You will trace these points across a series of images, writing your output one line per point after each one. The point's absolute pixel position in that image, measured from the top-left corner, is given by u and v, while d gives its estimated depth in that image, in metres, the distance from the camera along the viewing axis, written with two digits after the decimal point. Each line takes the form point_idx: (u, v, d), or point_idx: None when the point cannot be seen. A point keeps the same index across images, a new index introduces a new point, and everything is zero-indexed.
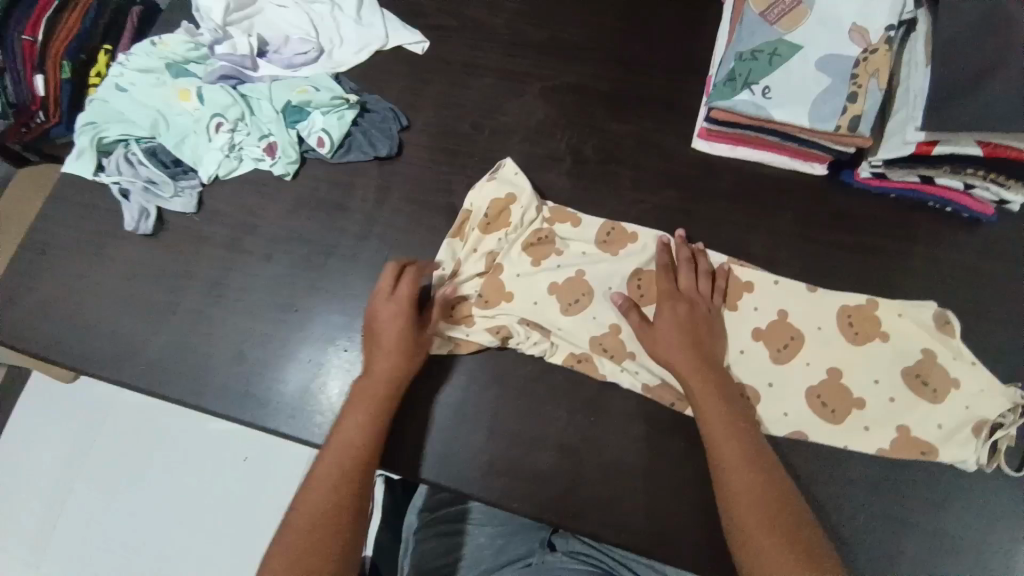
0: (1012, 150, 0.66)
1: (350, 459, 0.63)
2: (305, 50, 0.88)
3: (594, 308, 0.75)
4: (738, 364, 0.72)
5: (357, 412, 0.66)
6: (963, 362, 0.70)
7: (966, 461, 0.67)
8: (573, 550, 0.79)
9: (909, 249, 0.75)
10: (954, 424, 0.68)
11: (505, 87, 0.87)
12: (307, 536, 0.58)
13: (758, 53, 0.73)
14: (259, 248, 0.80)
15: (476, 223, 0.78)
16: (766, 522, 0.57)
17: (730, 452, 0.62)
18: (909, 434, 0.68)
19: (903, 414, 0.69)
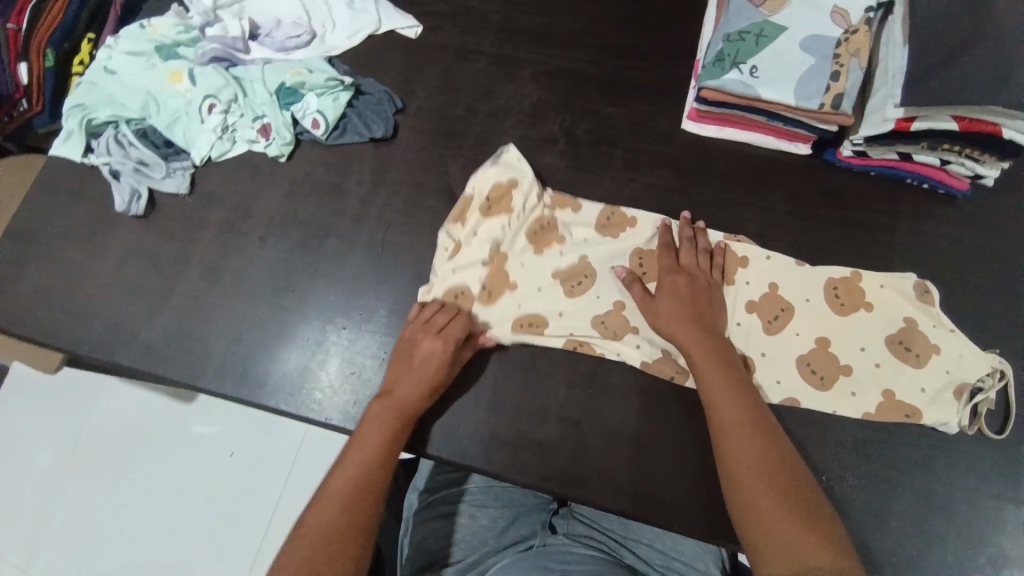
0: (987, 125, 0.66)
1: (365, 482, 0.62)
2: (297, 33, 0.87)
3: (597, 288, 0.74)
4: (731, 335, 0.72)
5: (376, 435, 0.64)
6: (943, 328, 0.70)
7: (948, 423, 0.67)
8: (575, 533, 0.78)
9: (898, 227, 0.76)
10: (936, 387, 0.68)
11: (498, 70, 0.86)
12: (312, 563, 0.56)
13: (745, 34, 0.73)
14: (252, 229, 0.79)
15: (477, 206, 0.77)
16: (773, 497, 0.57)
17: (736, 428, 0.61)
18: (894, 398, 0.68)
19: (888, 380, 0.69)
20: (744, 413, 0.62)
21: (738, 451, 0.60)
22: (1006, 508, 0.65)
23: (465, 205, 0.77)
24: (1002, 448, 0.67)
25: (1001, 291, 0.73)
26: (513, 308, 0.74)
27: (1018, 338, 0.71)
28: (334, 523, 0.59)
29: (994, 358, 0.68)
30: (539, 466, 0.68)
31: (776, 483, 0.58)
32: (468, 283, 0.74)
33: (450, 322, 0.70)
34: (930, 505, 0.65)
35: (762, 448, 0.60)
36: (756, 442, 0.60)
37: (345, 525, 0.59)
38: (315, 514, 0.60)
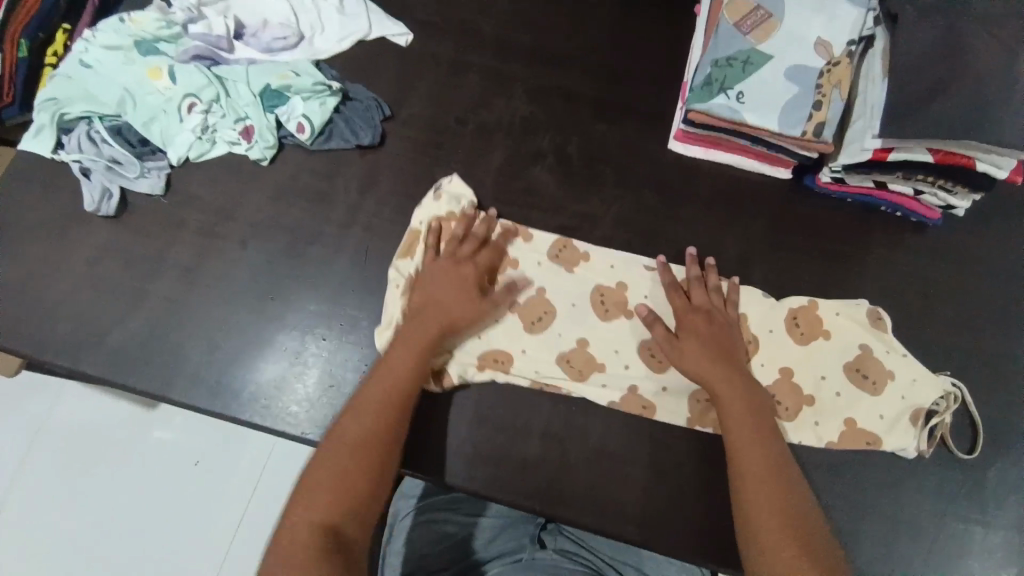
0: (960, 157, 0.69)
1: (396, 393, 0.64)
2: (284, 35, 0.86)
3: (558, 324, 0.75)
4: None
5: (407, 349, 0.67)
6: (896, 354, 0.73)
7: (907, 448, 0.69)
8: (562, 549, 0.76)
9: (873, 252, 0.79)
10: (893, 413, 0.70)
11: (490, 83, 0.86)
12: (349, 465, 0.60)
13: (733, 60, 0.74)
14: (232, 233, 0.77)
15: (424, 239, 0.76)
16: (772, 534, 0.57)
17: (751, 456, 0.63)
18: (855, 425, 0.70)
19: (849, 408, 0.71)
20: (760, 447, 0.63)
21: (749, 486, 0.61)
22: (971, 524, 0.67)
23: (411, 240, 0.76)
24: (966, 465, 0.70)
25: (969, 316, 0.76)
26: (473, 345, 0.72)
27: (984, 361, 0.74)
28: (360, 446, 0.61)
29: (944, 381, 0.71)
30: (522, 481, 0.67)
31: (775, 517, 0.58)
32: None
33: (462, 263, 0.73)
34: (902, 519, 0.67)
35: (775, 490, 0.60)
36: (774, 487, 0.60)
37: (372, 446, 0.61)
38: (343, 430, 0.62)
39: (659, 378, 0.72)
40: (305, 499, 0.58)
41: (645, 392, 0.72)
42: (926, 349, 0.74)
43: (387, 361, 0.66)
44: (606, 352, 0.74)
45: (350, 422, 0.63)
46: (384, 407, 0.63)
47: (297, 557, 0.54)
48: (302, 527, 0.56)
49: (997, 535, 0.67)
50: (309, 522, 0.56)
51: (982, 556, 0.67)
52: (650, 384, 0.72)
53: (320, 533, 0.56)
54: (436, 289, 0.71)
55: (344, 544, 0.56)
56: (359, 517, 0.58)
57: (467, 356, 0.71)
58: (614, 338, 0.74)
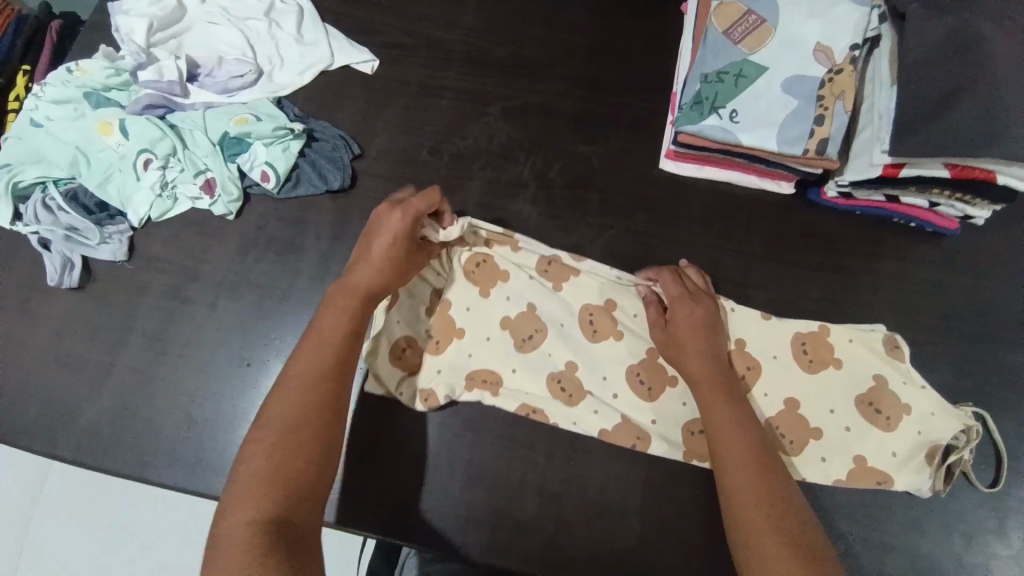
0: (978, 171, 0.63)
1: (330, 359, 0.60)
2: (242, 73, 0.80)
3: (549, 343, 0.71)
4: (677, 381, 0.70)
5: (337, 314, 0.62)
6: (912, 385, 0.68)
7: (920, 488, 0.65)
8: None
9: (885, 269, 0.73)
10: (907, 451, 0.66)
11: (464, 108, 0.80)
12: (286, 447, 0.54)
13: (723, 74, 0.68)
14: (202, 295, 0.73)
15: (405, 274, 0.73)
16: (759, 510, 0.56)
17: (734, 445, 0.60)
18: (865, 463, 0.66)
19: (859, 444, 0.67)
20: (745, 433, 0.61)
21: (729, 478, 0.59)
22: (1000, 563, 0.63)
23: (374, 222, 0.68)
24: (991, 498, 0.65)
25: (992, 334, 0.70)
26: (461, 363, 0.70)
27: (1009, 383, 0.69)
28: (297, 424, 0.55)
29: (962, 413, 0.67)
30: (518, 543, 0.64)
31: (757, 494, 0.57)
32: (398, 329, 0.71)
33: (413, 218, 0.64)
34: (924, 561, 0.63)
35: (756, 474, 0.58)
36: (756, 473, 0.58)
37: (304, 418, 0.56)
38: (267, 417, 0.56)
39: (650, 409, 0.69)
40: (238, 495, 0.51)
41: (638, 421, 0.68)
42: (947, 373, 0.69)
43: (315, 337, 0.61)
44: (596, 380, 0.70)
45: (278, 402, 0.57)
46: (315, 384, 0.58)
47: (238, 558, 0.47)
48: (239, 525, 0.49)
49: None
50: (246, 518, 0.50)
51: None
52: (642, 414, 0.69)
53: (258, 527, 0.49)
54: (371, 259, 0.64)
55: (292, 537, 0.50)
56: (306, 504, 0.53)
57: (450, 380, 0.69)
58: (605, 364, 0.71)
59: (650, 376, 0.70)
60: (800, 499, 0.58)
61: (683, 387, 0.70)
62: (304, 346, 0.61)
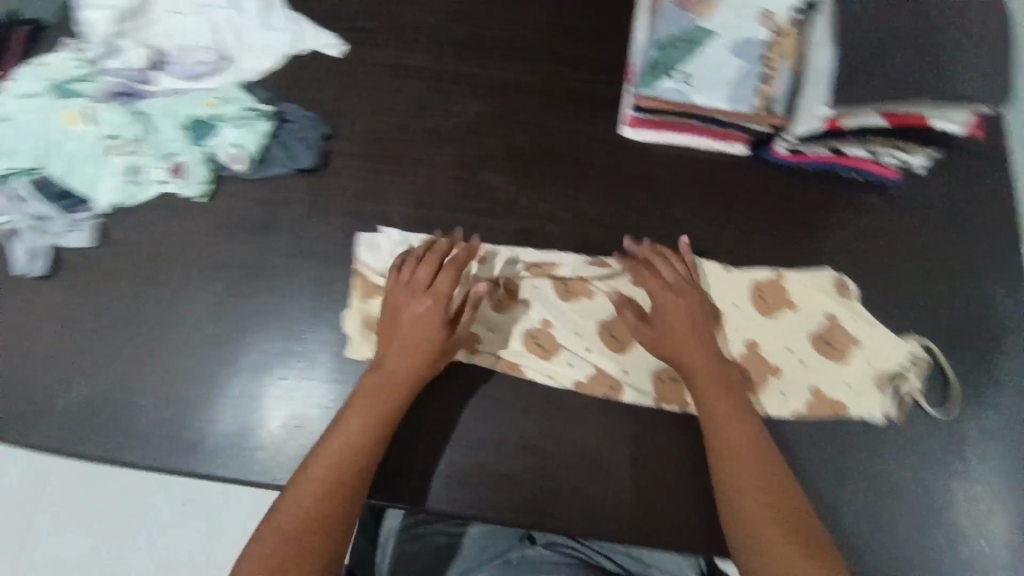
0: (914, 117, 0.68)
1: (348, 458, 0.62)
2: (207, 58, 0.81)
3: (524, 303, 0.73)
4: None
5: (360, 408, 0.64)
6: (862, 321, 0.73)
7: (873, 413, 0.70)
8: (551, 542, 0.82)
9: (845, 220, 0.76)
10: (859, 379, 0.71)
11: (433, 86, 0.82)
12: (298, 539, 0.58)
13: (677, 41, 0.72)
14: (178, 277, 0.73)
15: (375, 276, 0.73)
16: (760, 509, 0.60)
17: (733, 446, 0.63)
18: (822, 395, 0.70)
19: (816, 378, 0.71)
20: (742, 430, 0.64)
21: (732, 478, 0.62)
22: (949, 482, 0.68)
23: (364, 283, 0.73)
24: (943, 425, 0.70)
25: (939, 277, 0.75)
26: None
27: (954, 321, 0.74)
28: (309, 518, 0.59)
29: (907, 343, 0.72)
30: (503, 498, 0.66)
31: (758, 500, 0.61)
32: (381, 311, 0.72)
33: (435, 308, 0.68)
34: (883, 487, 0.68)
35: (756, 472, 0.62)
36: (757, 472, 0.62)
37: (320, 511, 0.60)
38: (285, 506, 0.60)
39: (620, 359, 0.72)
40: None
41: (609, 372, 0.71)
42: (899, 313, 0.74)
43: (333, 439, 0.63)
44: (569, 334, 0.73)
45: (292, 498, 0.60)
46: (338, 478, 0.61)
47: None
48: None
49: (981, 491, 0.68)
50: None
51: (965, 512, 0.68)
52: (612, 364, 0.71)
53: None
54: (396, 344, 0.67)
55: None
56: None
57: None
58: (576, 320, 0.73)
59: (620, 329, 0.73)
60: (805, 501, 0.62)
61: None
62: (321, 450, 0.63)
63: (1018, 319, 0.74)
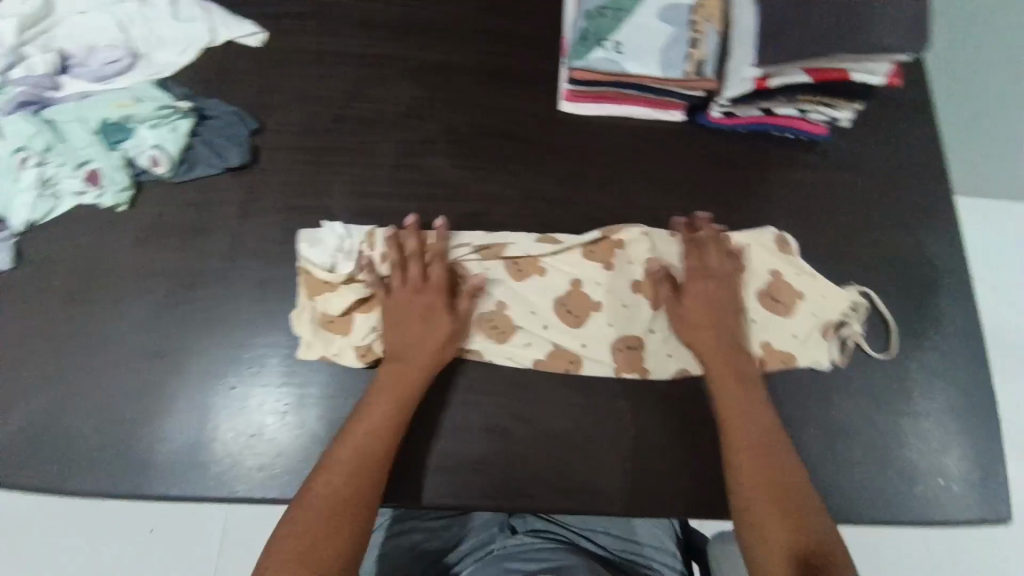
0: (836, 71, 0.69)
1: (373, 444, 0.62)
2: (116, 57, 0.76)
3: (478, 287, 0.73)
4: (614, 269, 0.74)
5: (382, 396, 0.64)
6: (805, 275, 0.75)
7: (821, 361, 0.72)
8: (533, 528, 0.84)
9: (779, 178, 0.79)
10: (806, 330, 0.72)
11: (363, 71, 0.80)
12: (326, 528, 0.58)
13: (604, 9, 0.72)
14: (108, 292, 0.69)
15: (320, 276, 0.69)
16: (769, 504, 0.62)
17: (747, 436, 0.65)
18: (771, 348, 0.72)
19: (765, 333, 0.73)
20: (759, 425, 0.66)
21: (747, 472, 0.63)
22: (896, 418, 0.72)
23: (311, 280, 0.69)
24: (886, 364, 0.73)
25: (872, 224, 0.78)
26: None
27: (890, 265, 0.77)
28: (336, 505, 0.59)
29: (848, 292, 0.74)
30: (473, 483, 0.66)
31: (767, 496, 0.62)
32: (333, 307, 0.69)
33: (436, 292, 0.69)
34: (835, 428, 0.71)
35: (769, 466, 0.63)
36: (772, 468, 0.63)
37: (347, 499, 0.59)
38: (312, 494, 0.60)
39: (578, 334, 0.72)
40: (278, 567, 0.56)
41: (568, 347, 0.71)
42: (839, 262, 0.77)
43: (358, 425, 0.63)
44: (524, 313, 0.72)
45: (319, 486, 0.60)
46: (362, 465, 0.61)
47: None
48: None
49: (926, 426, 0.72)
50: None
51: (912, 443, 0.71)
52: (572, 340, 0.72)
53: None
54: (410, 329, 0.67)
55: None
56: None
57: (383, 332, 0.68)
58: (530, 299, 0.73)
59: (575, 304, 0.73)
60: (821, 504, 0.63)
61: (608, 310, 0.73)
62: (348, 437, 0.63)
63: (947, 259, 0.78)
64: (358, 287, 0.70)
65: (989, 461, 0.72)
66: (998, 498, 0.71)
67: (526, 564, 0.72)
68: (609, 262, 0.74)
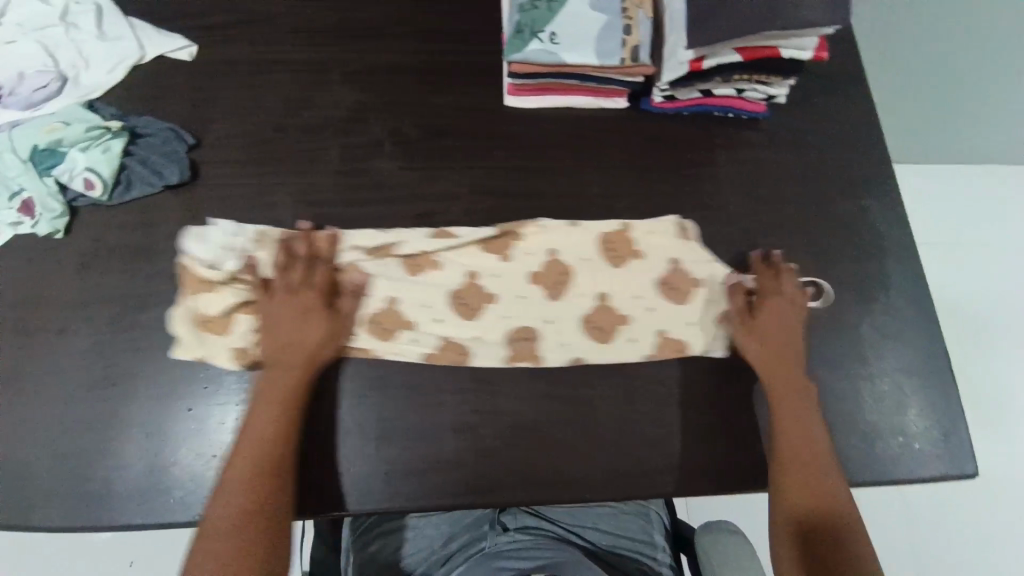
0: (765, 49, 0.71)
1: (266, 452, 0.60)
2: (43, 83, 0.74)
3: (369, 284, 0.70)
4: (512, 261, 0.73)
5: (266, 403, 0.63)
6: (702, 260, 0.75)
7: (712, 348, 0.72)
8: (524, 525, 0.81)
9: (724, 157, 0.80)
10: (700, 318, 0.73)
11: (300, 78, 0.78)
12: (232, 543, 0.56)
13: (536, 2, 0.73)
14: (49, 321, 0.67)
15: (199, 277, 0.67)
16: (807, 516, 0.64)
17: (796, 452, 0.66)
18: (668, 336, 0.72)
19: (662, 322, 0.73)
20: (809, 441, 0.67)
21: (795, 489, 0.65)
22: (852, 380, 0.74)
23: (188, 278, 0.68)
24: (839, 329, 0.75)
25: (817, 195, 0.80)
26: None
27: (836, 233, 0.79)
28: (239, 519, 0.57)
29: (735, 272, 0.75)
30: (444, 482, 0.66)
31: (810, 513, 0.64)
32: (211, 307, 0.67)
33: (317, 289, 0.67)
34: None
35: (814, 480, 0.65)
36: (818, 483, 0.65)
37: (249, 511, 0.58)
38: (212, 514, 0.58)
39: (472, 326, 0.71)
40: None
41: (460, 339, 0.70)
42: (787, 234, 0.78)
43: (246, 437, 0.61)
44: (416, 308, 0.71)
45: (219, 505, 0.58)
46: (257, 475, 0.59)
47: None
48: None
49: (882, 386, 0.74)
50: None
51: (871, 405, 0.73)
52: (464, 331, 0.71)
53: None
54: (286, 331, 0.65)
55: None
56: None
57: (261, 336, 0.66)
58: (425, 293, 0.71)
59: (471, 296, 0.72)
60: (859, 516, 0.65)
61: (503, 301, 0.72)
62: (239, 453, 0.60)
63: (890, 222, 0.80)
64: (239, 287, 0.68)
65: (947, 416, 0.74)
66: (958, 450, 0.73)
67: (518, 562, 0.70)
68: (506, 254, 0.74)
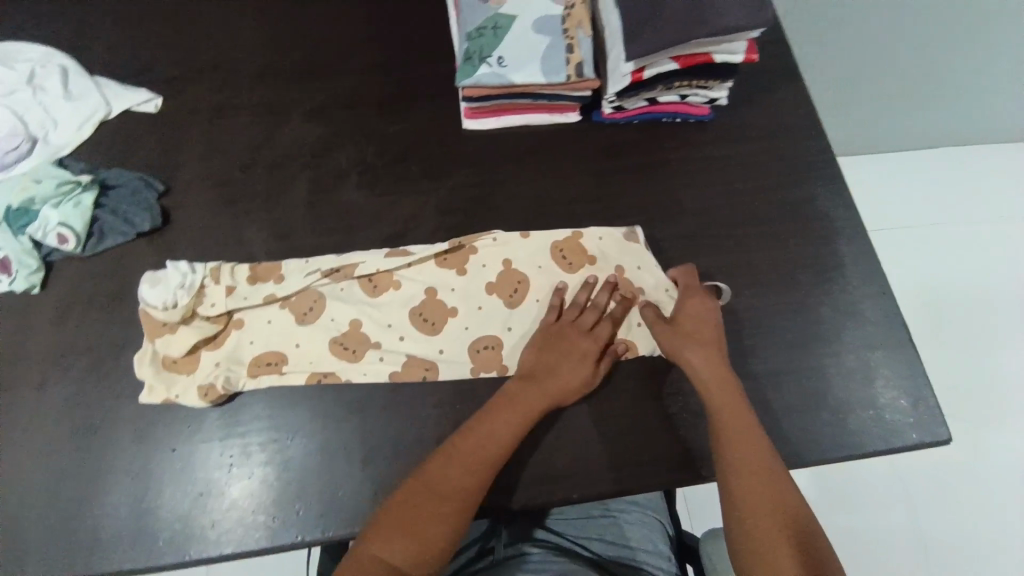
0: (700, 56, 0.77)
1: (524, 420, 0.65)
2: (13, 145, 0.76)
3: (330, 309, 0.73)
4: (468, 275, 0.76)
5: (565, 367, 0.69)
6: (647, 266, 0.78)
7: None
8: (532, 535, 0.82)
9: (676, 158, 0.84)
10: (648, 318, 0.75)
11: (265, 118, 0.82)
12: (422, 516, 0.59)
13: (483, 29, 0.77)
14: (31, 376, 0.68)
15: (158, 321, 0.68)
16: (764, 529, 0.62)
17: (742, 463, 0.65)
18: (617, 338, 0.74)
19: None
20: (756, 451, 0.66)
21: (746, 504, 0.63)
22: (820, 358, 0.77)
23: (148, 322, 0.68)
24: (802, 311, 0.78)
25: (767, 186, 0.84)
26: (242, 351, 0.70)
27: (789, 220, 0.83)
28: (442, 494, 0.60)
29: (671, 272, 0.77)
30: None
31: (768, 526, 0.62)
32: (172, 350, 0.68)
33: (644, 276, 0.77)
34: (769, 380, 0.75)
35: (764, 491, 0.64)
36: (768, 492, 0.64)
37: (453, 490, 0.61)
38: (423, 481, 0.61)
39: (436, 341, 0.73)
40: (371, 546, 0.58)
41: (425, 355, 0.72)
42: (744, 225, 0.82)
43: (535, 390, 0.67)
44: (379, 328, 0.73)
45: (435, 473, 0.62)
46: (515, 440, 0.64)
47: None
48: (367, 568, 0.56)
49: (848, 361, 0.77)
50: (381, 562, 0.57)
51: (840, 381, 0.76)
52: (427, 347, 0.72)
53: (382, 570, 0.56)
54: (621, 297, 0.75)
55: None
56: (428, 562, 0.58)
57: (226, 368, 0.68)
58: (387, 313, 0.74)
59: (431, 312, 0.74)
60: (817, 524, 0.63)
61: (464, 314, 0.74)
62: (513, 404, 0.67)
63: (838, 204, 0.84)
64: (196, 325, 0.69)
65: (913, 384, 0.77)
66: (929, 416, 0.75)
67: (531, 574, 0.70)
68: (462, 268, 0.76)
